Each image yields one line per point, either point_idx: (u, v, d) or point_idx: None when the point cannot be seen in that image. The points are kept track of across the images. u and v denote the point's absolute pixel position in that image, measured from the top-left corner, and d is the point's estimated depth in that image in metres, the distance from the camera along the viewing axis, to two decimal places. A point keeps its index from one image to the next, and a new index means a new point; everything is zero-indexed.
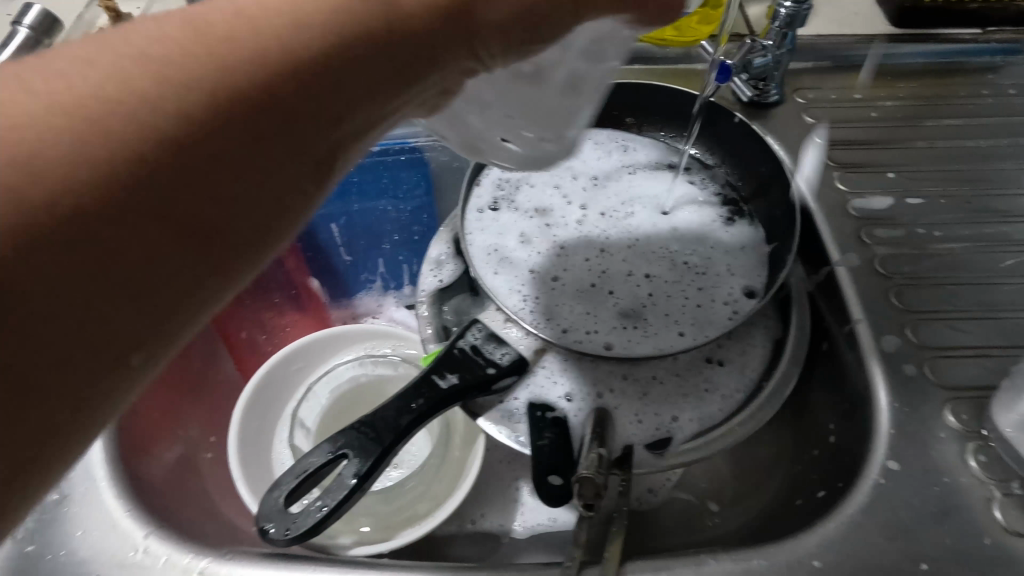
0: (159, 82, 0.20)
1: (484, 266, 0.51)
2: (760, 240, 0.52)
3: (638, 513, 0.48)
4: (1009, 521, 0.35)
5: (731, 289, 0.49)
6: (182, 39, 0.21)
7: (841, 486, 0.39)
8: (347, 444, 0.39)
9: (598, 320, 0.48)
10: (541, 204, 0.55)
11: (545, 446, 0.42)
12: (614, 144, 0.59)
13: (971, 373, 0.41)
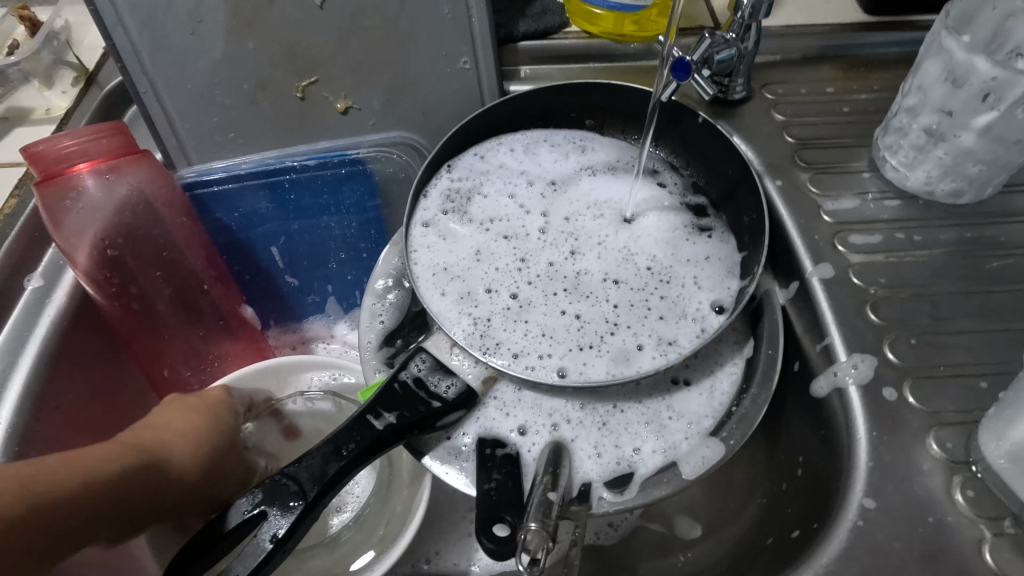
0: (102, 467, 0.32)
1: (429, 287, 0.46)
2: (731, 249, 0.48)
3: (598, 551, 0.46)
4: (1003, 566, 0.31)
5: (699, 303, 0.45)
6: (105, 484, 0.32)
7: (817, 526, 0.35)
8: (266, 500, 0.35)
9: (553, 343, 0.44)
10: (496, 214, 0.51)
11: (492, 491, 0.37)
12: (571, 145, 0.55)
13: (957, 395, 0.37)
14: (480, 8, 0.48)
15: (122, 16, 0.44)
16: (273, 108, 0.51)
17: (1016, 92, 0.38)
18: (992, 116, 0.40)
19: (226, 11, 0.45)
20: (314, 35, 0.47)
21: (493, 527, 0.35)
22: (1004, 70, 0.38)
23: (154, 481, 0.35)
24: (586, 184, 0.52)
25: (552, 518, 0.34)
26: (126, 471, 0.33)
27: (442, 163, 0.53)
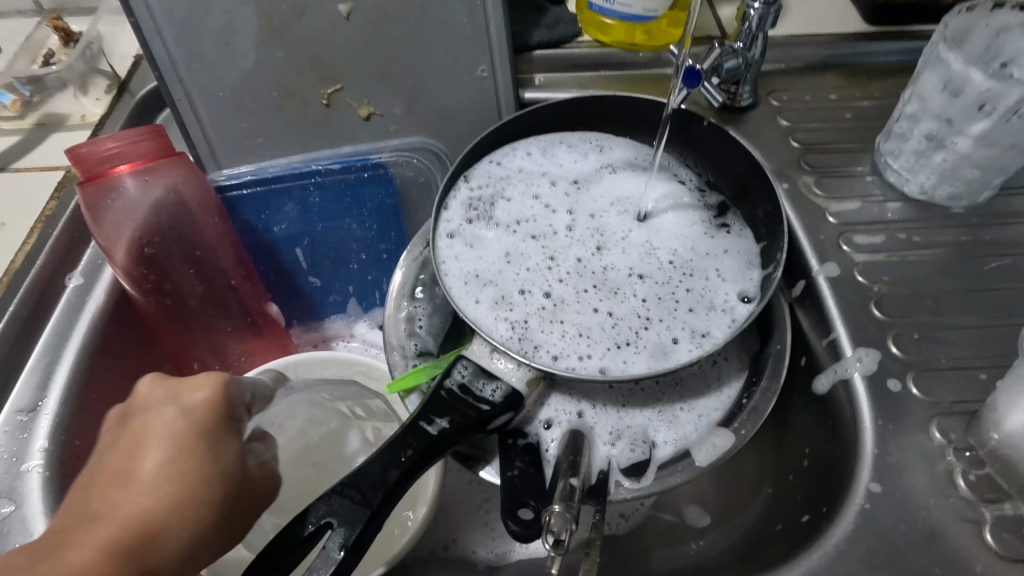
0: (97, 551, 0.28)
1: (462, 293, 0.48)
2: (748, 242, 0.50)
3: (611, 539, 0.48)
4: (1002, 545, 0.33)
5: (724, 295, 0.47)
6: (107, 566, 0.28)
7: (826, 510, 0.37)
8: (331, 511, 0.35)
9: (591, 343, 0.45)
10: (522, 216, 0.53)
11: (515, 477, 0.39)
12: (588, 145, 0.57)
13: (958, 386, 0.39)
14: (499, 19, 0.50)
15: (159, 27, 0.47)
16: (300, 114, 0.53)
17: (1009, 102, 0.40)
18: (986, 123, 0.41)
19: (258, 22, 0.47)
20: (340, 45, 0.50)
21: (517, 510, 0.37)
22: (997, 81, 0.40)
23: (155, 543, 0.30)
24: (606, 182, 0.54)
25: (574, 502, 0.36)
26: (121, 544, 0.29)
27: (460, 173, 0.54)
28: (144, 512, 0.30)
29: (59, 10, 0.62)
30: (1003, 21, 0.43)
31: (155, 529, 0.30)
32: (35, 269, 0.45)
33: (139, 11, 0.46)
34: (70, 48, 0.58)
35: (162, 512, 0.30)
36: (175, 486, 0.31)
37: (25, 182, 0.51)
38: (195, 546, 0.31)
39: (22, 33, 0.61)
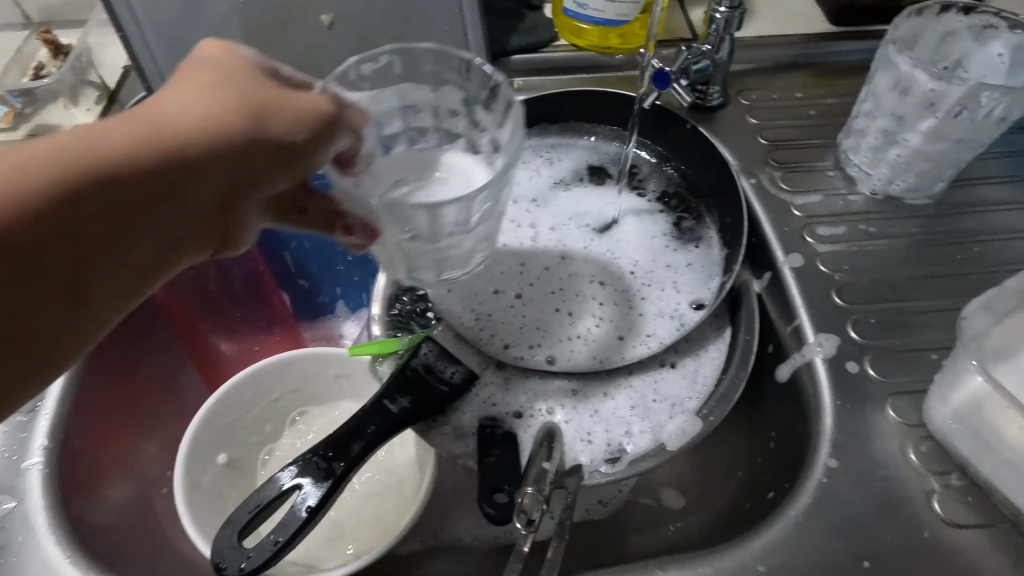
0: (23, 178, 0.22)
1: (432, 287, 0.51)
2: (710, 238, 0.53)
3: (591, 525, 0.50)
4: (950, 513, 0.35)
5: (678, 302, 0.50)
6: (64, 166, 0.23)
7: (788, 486, 0.39)
8: (301, 473, 0.40)
9: (547, 336, 0.49)
10: (486, 235, 0.54)
11: (493, 462, 0.41)
12: (539, 159, 0.59)
13: (913, 367, 0.41)
14: (475, 27, 0.52)
15: (148, 39, 0.49)
16: None
17: (952, 100, 0.42)
18: (932, 121, 0.44)
19: (242, 34, 0.49)
20: (322, 54, 0.52)
21: (494, 495, 0.39)
22: (939, 81, 0.42)
23: (156, 143, 0.25)
24: (565, 196, 0.57)
25: (546, 485, 0.39)
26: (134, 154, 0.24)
27: None
28: (82, 183, 0.23)
29: (50, 24, 0.63)
30: (948, 26, 0.47)
31: (56, 211, 0.23)
32: None
33: (127, 25, 0.48)
34: (60, 60, 0.60)
35: (97, 186, 0.23)
36: (162, 175, 0.25)
37: None
38: (155, 187, 0.25)
39: (13, 46, 0.62)
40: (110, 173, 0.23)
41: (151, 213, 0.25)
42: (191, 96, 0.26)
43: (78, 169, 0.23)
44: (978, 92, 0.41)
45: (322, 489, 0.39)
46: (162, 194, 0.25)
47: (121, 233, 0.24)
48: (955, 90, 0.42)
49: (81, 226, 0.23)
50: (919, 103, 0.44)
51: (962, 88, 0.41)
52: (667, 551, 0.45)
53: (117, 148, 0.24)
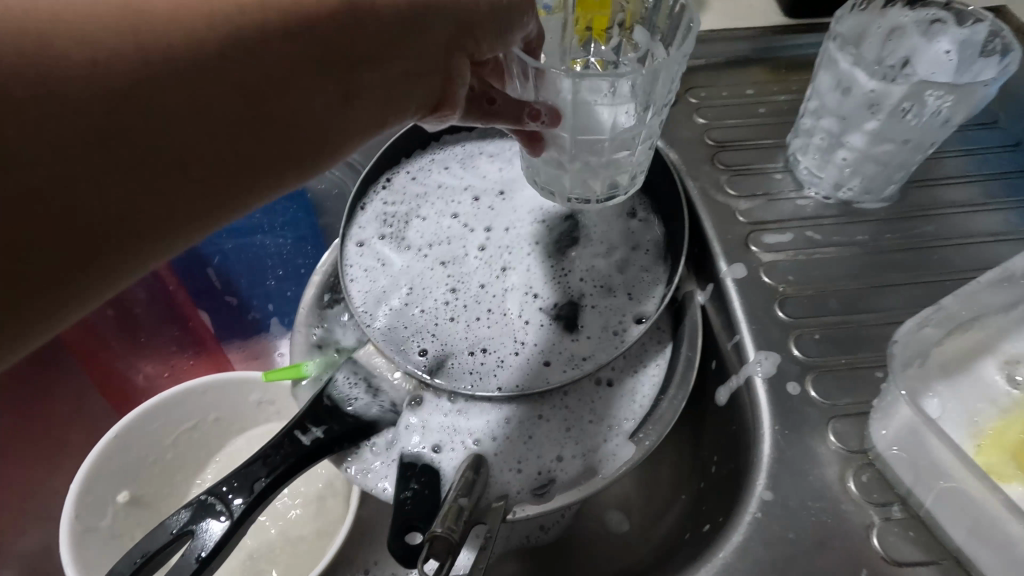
0: (103, 44, 0.19)
1: (356, 294, 0.47)
2: (657, 242, 0.49)
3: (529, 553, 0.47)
4: (889, 549, 0.33)
5: (622, 316, 0.46)
6: (115, 38, 0.19)
7: (722, 519, 0.37)
8: (195, 517, 0.37)
9: (478, 356, 0.45)
10: (436, 237, 0.51)
11: (407, 500, 0.39)
12: (503, 155, 0.55)
13: (856, 387, 0.39)
14: None
15: None
16: None
17: (894, 100, 0.40)
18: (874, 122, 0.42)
19: None
20: None
21: (405, 535, 0.37)
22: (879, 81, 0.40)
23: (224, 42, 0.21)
24: (523, 198, 0.52)
25: (462, 524, 0.36)
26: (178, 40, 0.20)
27: (379, 179, 0.53)
28: (131, 102, 0.20)
29: None
30: (893, 21, 0.45)
31: (111, 82, 0.19)
32: None
33: None
34: None
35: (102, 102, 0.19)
36: (200, 86, 0.21)
37: None
38: (235, 68, 0.22)
39: None
40: (212, 56, 0.21)
41: (231, 114, 0.22)
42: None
43: (127, 40, 0.20)
44: (921, 92, 0.39)
45: (218, 535, 0.36)
46: (222, 107, 0.22)
47: (220, 118, 0.22)
48: (895, 91, 0.40)
49: (119, 106, 0.19)
50: (862, 103, 0.42)
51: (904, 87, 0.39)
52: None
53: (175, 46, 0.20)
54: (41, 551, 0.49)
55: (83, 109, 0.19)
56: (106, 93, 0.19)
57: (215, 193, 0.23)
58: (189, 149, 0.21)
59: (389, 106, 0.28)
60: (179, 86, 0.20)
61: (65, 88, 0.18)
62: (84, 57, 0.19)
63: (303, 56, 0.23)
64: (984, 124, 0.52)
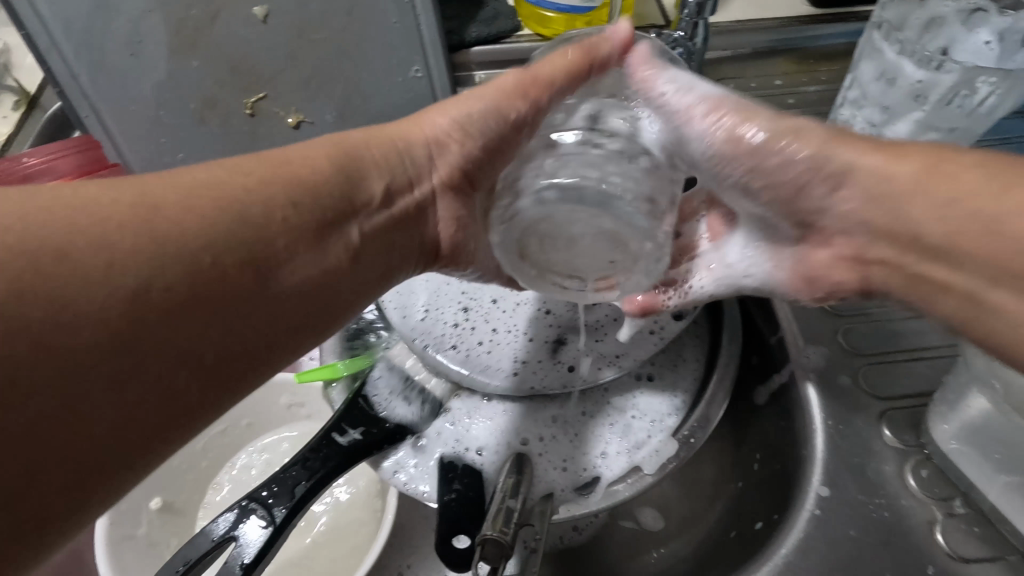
0: (180, 228, 0.22)
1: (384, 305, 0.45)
2: None
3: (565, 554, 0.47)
4: (955, 545, 0.32)
5: (659, 313, 0.43)
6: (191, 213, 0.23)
7: (777, 517, 0.36)
8: (239, 521, 0.36)
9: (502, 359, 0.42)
10: None
11: (452, 501, 0.38)
12: None
13: (908, 381, 0.38)
14: (429, 17, 0.48)
15: (56, 38, 0.44)
16: (223, 125, 0.51)
17: (941, 91, 0.39)
18: (920, 114, 0.41)
19: (166, 31, 0.45)
20: (257, 52, 0.48)
21: (453, 539, 0.36)
22: (928, 70, 0.39)
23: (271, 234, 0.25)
24: None
25: (512, 526, 0.35)
26: (237, 211, 0.24)
27: None
28: (107, 240, 0.21)
29: None
30: (934, 11, 0.43)
31: (180, 256, 0.22)
32: None
33: (31, 24, 0.43)
34: None
35: (78, 251, 0.20)
36: (248, 258, 0.24)
37: None
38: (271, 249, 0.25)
39: None
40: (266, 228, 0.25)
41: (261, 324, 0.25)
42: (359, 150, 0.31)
43: (197, 198, 0.24)
44: (975, 81, 0.38)
45: (261, 541, 0.35)
46: (187, 208, 0.23)
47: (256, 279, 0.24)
48: (944, 81, 0.39)
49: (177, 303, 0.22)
50: (908, 93, 0.41)
51: (958, 76, 0.38)
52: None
53: (221, 222, 0.23)
54: (67, 560, 0.47)
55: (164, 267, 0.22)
56: (83, 252, 0.20)
57: (255, 358, 0.25)
58: (195, 255, 0.22)
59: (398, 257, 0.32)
60: (235, 244, 0.24)
61: (138, 243, 0.21)
62: (163, 227, 0.22)
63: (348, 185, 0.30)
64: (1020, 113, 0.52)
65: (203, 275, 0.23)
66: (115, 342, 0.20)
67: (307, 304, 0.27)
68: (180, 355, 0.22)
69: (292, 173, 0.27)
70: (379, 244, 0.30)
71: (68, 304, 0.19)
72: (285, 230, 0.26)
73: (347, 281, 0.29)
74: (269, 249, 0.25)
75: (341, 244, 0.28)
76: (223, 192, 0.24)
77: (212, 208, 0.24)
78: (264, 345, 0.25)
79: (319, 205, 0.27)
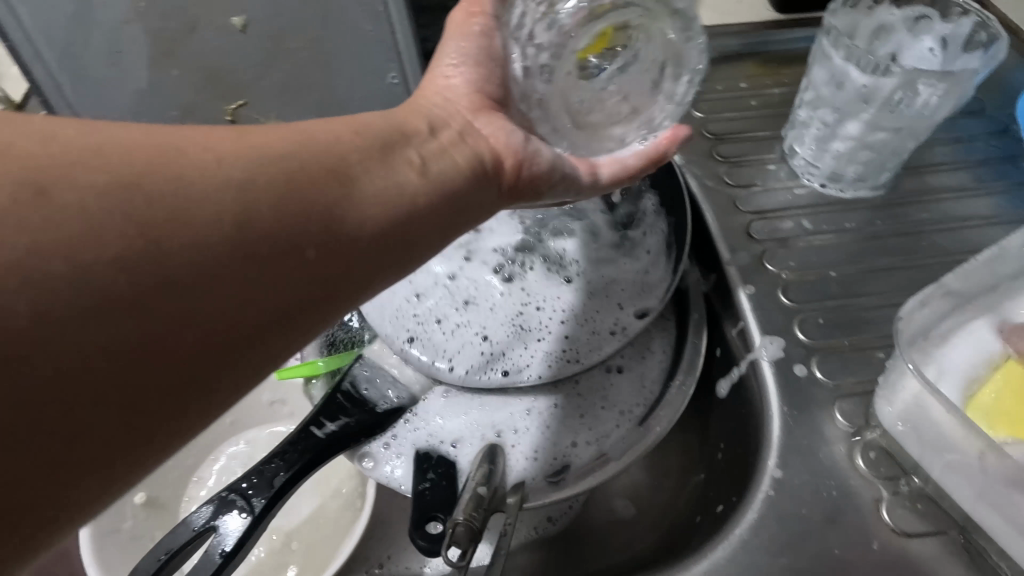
0: (221, 181, 0.22)
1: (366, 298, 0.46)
2: (662, 229, 0.49)
3: (540, 544, 0.47)
4: (899, 521, 0.34)
5: (625, 310, 0.45)
6: (226, 165, 0.22)
7: (736, 499, 0.38)
8: (218, 512, 0.37)
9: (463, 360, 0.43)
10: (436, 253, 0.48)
11: (426, 491, 0.39)
12: None
13: (859, 368, 0.40)
14: (403, 26, 0.49)
15: (39, 49, 0.45)
16: (204, 131, 0.52)
17: (886, 93, 0.42)
18: (864, 116, 0.44)
19: (147, 40, 0.47)
20: (235, 59, 0.49)
21: (426, 525, 0.37)
22: (872, 75, 0.42)
23: (318, 180, 0.24)
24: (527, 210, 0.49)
25: (481, 512, 0.36)
26: (277, 164, 0.23)
27: None
28: (170, 160, 0.21)
29: None
30: (881, 20, 0.47)
31: (221, 205, 0.21)
32: None
33: (15, 34, 0.44)
34: None
35: (144, 168, 0.21)
36: (290, 203, 0.23)
37: None
38: (319, 193, 0.24)
39: None
40: (309, 176, 0.24)
41: (318, 269, 0.24)
42: (394, 116, 0.30)
43: (235, 152, 0.23)
44: (918, 84, 0.40)
45: (239, 530, 0.36)
46: (249, 136, 0.24)
47: (306, 223, 0.23)
48: (889, 84, 0.41)
49: (226, 252, 0.21)
50: (857, 95, 0.43)
51: (900, 79, 0.41)
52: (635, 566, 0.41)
53: (267, 174, 0.23)
54: (53, 558, 0.48)
55: (204, 211, 0.21)
56: (181, 170, 0.21)
57: (317, 305, 0.24)
58: (255, 171, 0.23)
59: (465, 205, 0.30)
60: (283, 195, 0.23)
61: (161, 195, 0.21)
62: (195, 179, 0.21)
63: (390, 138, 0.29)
64: (972, 113, 0.54)
65: (277, 185, 0.23)
66: (189, 247, 0.20)
67: (384, 218, 0.26)
68: (256, 253, 0.22)
69: (336, 135, 0.27)
70: (448, 166, 0.30)
71: (144, 226, 0.20)
72: (348, 148, 0.26)
73: (427, 198, 0.28)
74: (335, 165, 0.25)
75: (388, 185, 0.27)
76: (269, 148, 0.24)
77: (249, 163, 0.23)
78: (349, 249, 0.25)
79: (361, 156, 0.27)
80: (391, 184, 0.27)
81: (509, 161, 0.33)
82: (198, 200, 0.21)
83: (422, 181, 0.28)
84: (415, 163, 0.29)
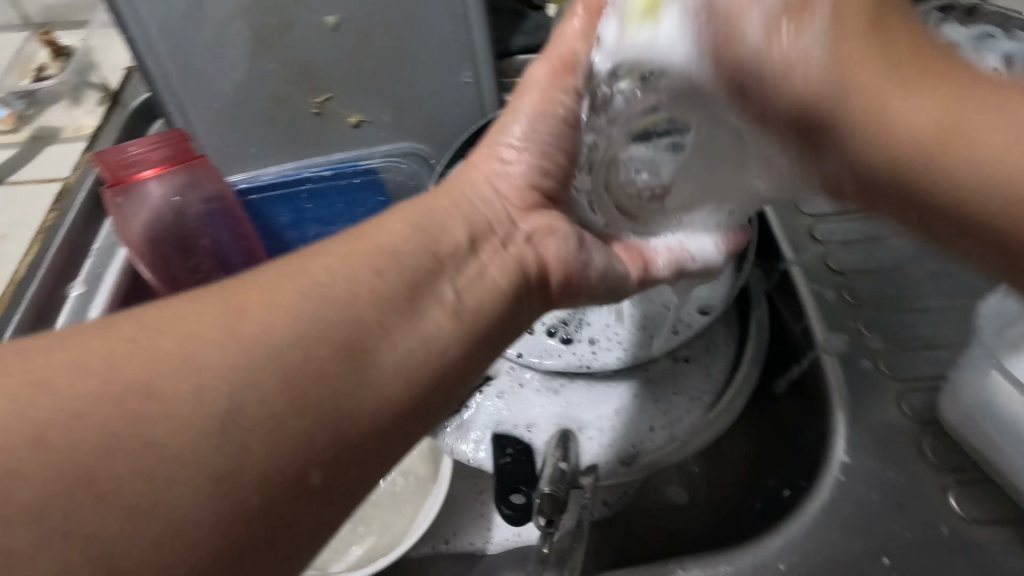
0: (198, 394, 0.20)
1: None
2: None
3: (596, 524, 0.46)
4: (967, 509, 0.36)
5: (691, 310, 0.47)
6: (178, 356, 0.21)
7: (804, 484, 0.40)
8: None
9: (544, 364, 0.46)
10: None
11: (507, 464, 0.41)
12: None
13: (923, 365, 0.42)
14: (482, 29, 0.52)
15: (152, 42, 0.49)
16: (291, 123, 0.55)
17: None
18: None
19: (249, 36, 0.50)
20: (326, 56, 0.52)
21: (510, 496, 0.40)
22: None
23: (340, 344, 0.23)
24: None
25: (563, 484, 0.39)
26: (291, 332, 0.22)
27: None
28: (177, 350, 0.21)
29: (49, 25, 0.63)
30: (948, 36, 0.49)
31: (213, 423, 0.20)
32: (35, 283, 0.45)
33: (133, 28, 0.48)
34: (62, 61, 0.59)
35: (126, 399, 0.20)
36: (296, 382, 0.22)
37: (24, 195, 0.52)
38: (340, 360, 0.23)
39: (12, 46, 0.62)
40: (319, 334, 0.23)
41: (359, 461, 0.23)
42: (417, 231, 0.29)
43: (227, 345, 0.21)
44: None
45: None
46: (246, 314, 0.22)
47: (320, 415, 0.22)
48: None
49: (251, 447, 0.20)
50: None
51: None
52: (706, 547, 0.43)
53: (291, 349, 0.22)
54: None
55: (201, 417, 0.20)
56: (166, 397, 0.20)
57: (362, 483, 0.23)
58: (268, 361, 0.22)
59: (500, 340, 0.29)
60: (312, 380, 0.22)
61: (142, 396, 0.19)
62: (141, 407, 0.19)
63: (401, 253, 0.27)
64: None
65: (271, 393, 0.21)
66: (224, 466, 0.20)
67: (409, 372, 0.25)
68: (309, 446, 0.21)
69: (348, 275, 0.25)
70: (484, 296, 0.29)
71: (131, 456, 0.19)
72: (365, 304, 0.25)
73: (446, 352, 0.26)
74: (320, 367, 0.22)
75: (418, 335, 0.25)
76: (240, 324, 0.22)
77: (211, 368, 0.21)
78: (373, 439, 0.23)
79: (376, 291, 0.25)
80: (418, 374, 0.25)
81: (557, 276, 0.33)
82: (190, 409, 0.20)
83: (455, 307, 0.27)
84: (434, 282, 0.27)
